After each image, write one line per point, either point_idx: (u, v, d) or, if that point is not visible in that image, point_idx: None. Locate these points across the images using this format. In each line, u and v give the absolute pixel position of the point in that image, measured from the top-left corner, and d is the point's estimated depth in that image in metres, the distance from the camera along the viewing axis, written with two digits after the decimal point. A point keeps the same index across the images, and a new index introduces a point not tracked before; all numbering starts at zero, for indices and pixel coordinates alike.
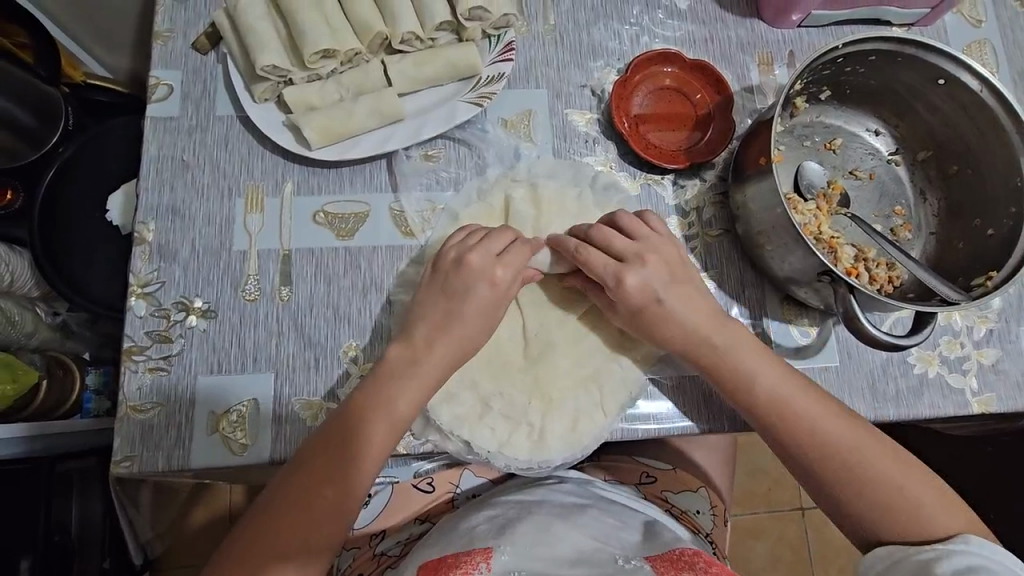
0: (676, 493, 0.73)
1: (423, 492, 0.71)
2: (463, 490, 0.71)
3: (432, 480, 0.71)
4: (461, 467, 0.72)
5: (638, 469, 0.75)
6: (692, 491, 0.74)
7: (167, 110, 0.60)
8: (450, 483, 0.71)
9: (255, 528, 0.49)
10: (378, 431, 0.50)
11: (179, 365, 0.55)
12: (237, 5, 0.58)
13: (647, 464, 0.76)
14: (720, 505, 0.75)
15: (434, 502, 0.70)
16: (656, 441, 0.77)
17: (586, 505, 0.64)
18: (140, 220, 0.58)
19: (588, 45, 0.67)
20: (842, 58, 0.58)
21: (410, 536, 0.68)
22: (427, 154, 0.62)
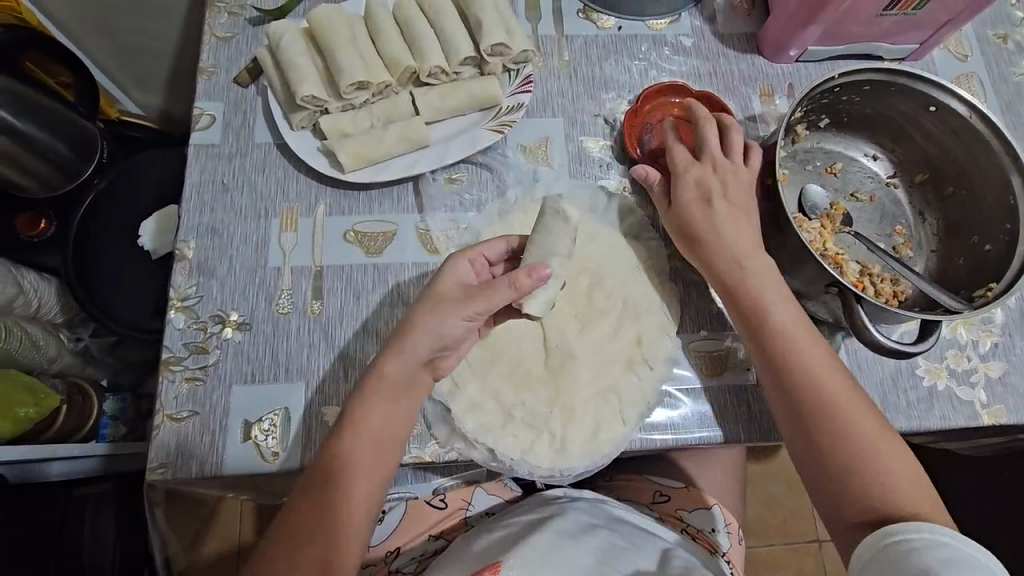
0: (691, 512, 0.74)
1: (437, 508, 0.71)
2: (476, 509, 0.72)
3: (444, 496, 0.72)
4: (473, 485, 0.73)
5: (652, 488, 0.77)
6: (707, 509, 0.74)
7: (209, 138, 0.65)
8: (462, 500, 0.72)
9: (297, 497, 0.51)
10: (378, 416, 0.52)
11: (215, 375, 0.57)
12: (279, 42, 0.63)
13: (660, 483, 0.77)
14: (734, 523, 0.75)
15: (446, 518, 0.71)
16: (669, 461, 0.79)
17: (597, 526, 0.64)
18: (182, 239, 0.61)
19: (600, 78, 0.72)
20: (839, 88, 0.62)
21: (424, 553, 0.69)
22: (451, 178, 0.66)
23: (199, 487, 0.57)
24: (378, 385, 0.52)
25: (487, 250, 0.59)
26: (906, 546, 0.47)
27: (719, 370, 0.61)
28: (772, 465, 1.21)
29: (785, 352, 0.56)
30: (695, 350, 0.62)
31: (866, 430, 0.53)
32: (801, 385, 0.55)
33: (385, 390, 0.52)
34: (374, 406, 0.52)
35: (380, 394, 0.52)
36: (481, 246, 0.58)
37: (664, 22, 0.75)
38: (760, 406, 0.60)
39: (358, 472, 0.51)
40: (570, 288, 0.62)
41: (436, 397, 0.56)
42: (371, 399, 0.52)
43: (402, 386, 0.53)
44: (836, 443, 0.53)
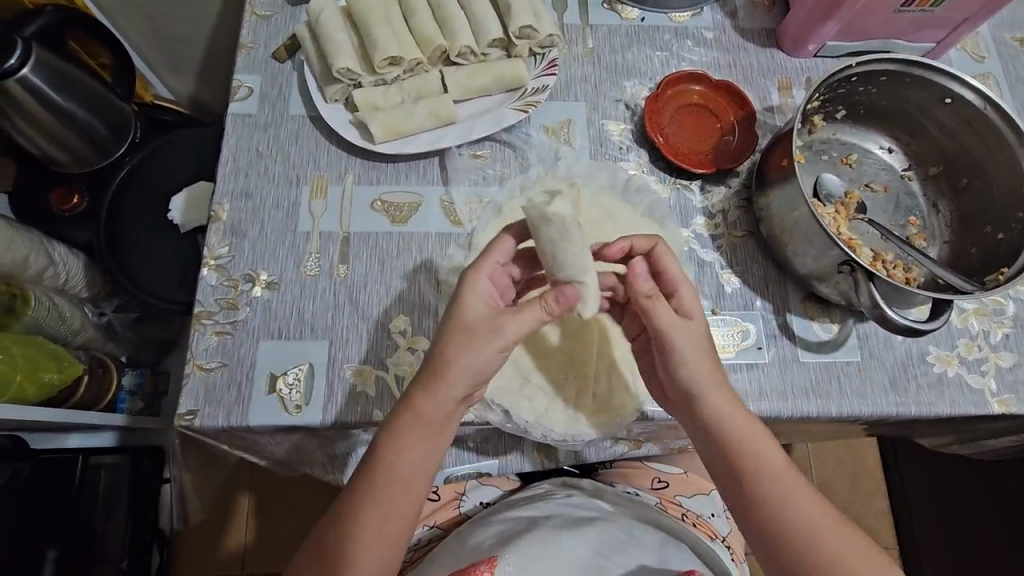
0: (690, 498, 0.75)
1: (431, 500, 0.74)
2: (470, 500, 0.74)
3: (439, 488, 0.74)
4: (466, 477, 0.75)
5: (651, 475, 0.77)
6: (705, 496, 0.76)
7: (246, 108, 0.68)
8: (456, 492, 0.74)
9: (344, 514, 0.52)
10: (415, 443, 0.51)
11: (243, 330, 0.59)
12: (319, 18, 0.66)
13: (659, 470, 0.78)
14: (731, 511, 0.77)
15: (441, 510, 0.73)
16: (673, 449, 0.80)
17: (595, 518, 0.65)
18: (217, 201, 0.64)
19: (622, 66, 0.74)
20: (856, 77, 0.64)
21: (419, 542, 0.71)
22: (475, 154, 0.68)
23: (221, 438, 0.59)
24: (407, 420, 0.51)
25: (499, 255, 0.55)
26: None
27: (730, 347, 0.63)
28: None
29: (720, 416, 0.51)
30: (708, 326, 0.63)
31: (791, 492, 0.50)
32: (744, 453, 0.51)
33: (417, 424, 0.51)
34: (405, 441, 0.51)
35: (416, 430, 0.51)
36: (491, 253, 0.55)
37: (686, 15, 0.77)
38: (769, 384, 0.62)
39: (389, 506, 0.51)
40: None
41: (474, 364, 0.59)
42: (402, 435, 0.51)
43: (437, 420, 0.52)
44: (776, 524, 0.49)
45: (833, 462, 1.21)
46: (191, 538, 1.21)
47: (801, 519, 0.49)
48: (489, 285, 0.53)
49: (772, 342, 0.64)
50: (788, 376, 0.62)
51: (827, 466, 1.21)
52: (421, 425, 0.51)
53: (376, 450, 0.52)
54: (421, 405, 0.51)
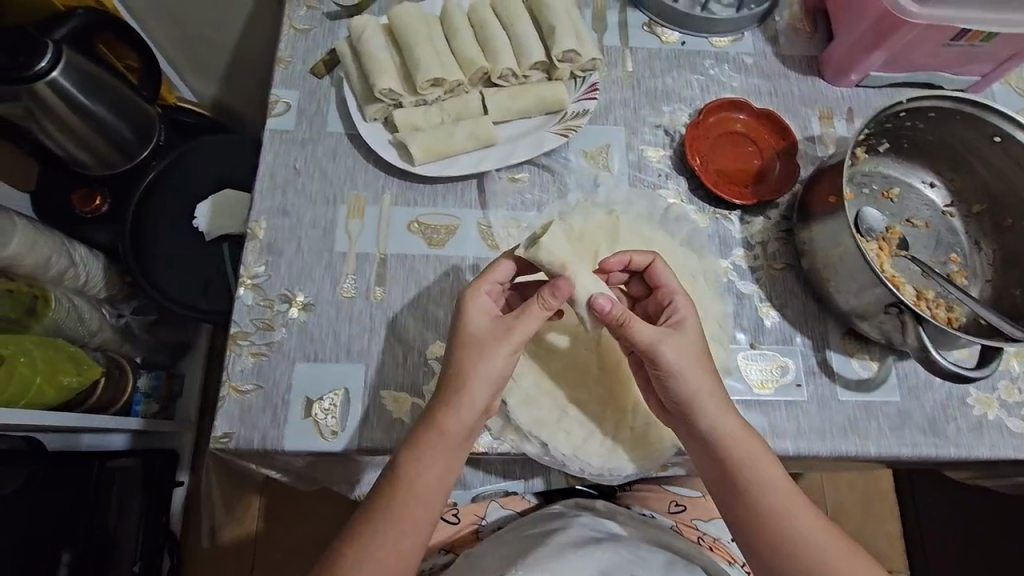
0: (707, 522, 0.74)
1: (449, 523, 0.71)
2: (489, 522, 0.71)
3: (457, 511, 0.71)
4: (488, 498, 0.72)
5: (668, 498, 0.75)
6: (721, 520, 0.74)
7: (284, 124, 0.67)
8: (475, 515, 0.71)
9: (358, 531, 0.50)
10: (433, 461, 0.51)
11: (279, 352, 0.59)
12: (361, 36, 0.66)
13: (677, 493, 0.76)
14: None
15: (459, 533, 0.70)
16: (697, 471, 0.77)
17: (600, 538, 0.62)
18: (254, 218, 0.63)
19: (662, 91, 0.73)
20: (905, 113, 0.63)
21: (436, 566, 0.68)
22: (514, 178, 0.67)
23: (253, 459, 0.58)
24: (429, 437, 0.51)
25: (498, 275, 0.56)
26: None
27: (768, 382, 0.62)
28: None
29: (728, 442, 0.52)
30: (746, 360, 0.63)
31: (796, 517, 0.51)
32: (745, 478, 0.52)
33: (434, 441, 0.51)
34: (418, 462, 0.51)
35: (432, 447, 0.51)
36: (490, 271, 0.56)
37: (727, 41, 0.77)
38: (807, 422, 0.61)
39: (399, 528, 0.50)
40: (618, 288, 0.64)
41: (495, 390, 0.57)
42: (416, 456, 0.51)
43: (459, 439, 0.51)
44: (775, 531, 0.51)
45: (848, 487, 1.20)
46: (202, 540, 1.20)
47: (801, 528, 0.50)
48: (491, 300, 0.55)
49: (811, 378, 0.63)
50: (826, 414, 0.61)
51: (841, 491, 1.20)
52: (440, 442, 0.51)
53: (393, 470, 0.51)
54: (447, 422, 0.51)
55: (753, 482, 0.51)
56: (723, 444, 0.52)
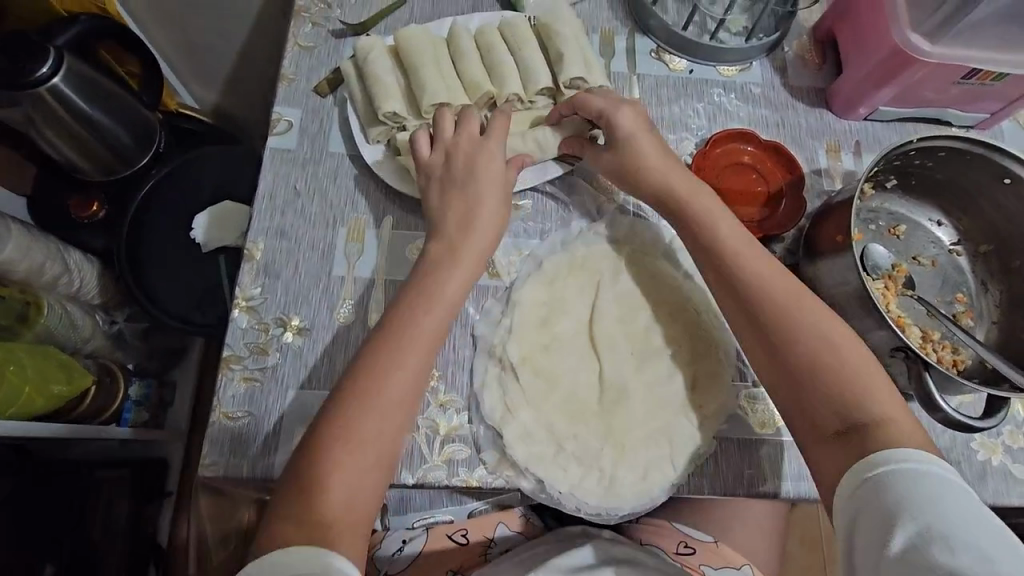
0: (716, 569, 0.69)
1: (457, 543, 0.69)
2: (498, 543, 0.69)
3: (466, 531, 0.69)
4: (495, 518, 0.70)
5: (676, 538, 0.71)
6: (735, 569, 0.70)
7: (285, 143, 0.66)
8: (485, 537, 0.69)
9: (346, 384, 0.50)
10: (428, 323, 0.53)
11: (273, 378, 0.57)
12: (366, 57, 0.65)
13: (685, 534, 0.72)
14: None
15: (467, 554, 0.68)
16: (706, 513, 0.73)
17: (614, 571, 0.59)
18: (251, 238, 0.62)
19: (668, 118, 0.73)
20: (914, 151, 0.62)
21: None
22: (517, 205, 0.66)
23: (242, 487, 0.57)
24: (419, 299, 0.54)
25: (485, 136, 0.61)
26: (897, 478, 0.44)
27: (773, 422, 0.60)
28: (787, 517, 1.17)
29: (789, 323, 0.53)
30: (749, 398, 0.61)
31: (880, 400, 0.49)
32: (788, 338, 0.53)
33: (401, 341, 0.52)
34: (381, 365, 0.51)
35: (399, 348, 0.51)
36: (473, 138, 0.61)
37: (735, 69, 0.76)
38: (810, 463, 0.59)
39: (364, 419, 0.48)
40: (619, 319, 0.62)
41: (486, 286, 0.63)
42: (377, 359, 0.51)
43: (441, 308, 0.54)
44: (790, 340, 0.53)
45: None
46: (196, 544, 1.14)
47: (814, 339, 0.52)
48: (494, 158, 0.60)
49: None
50: None
51: None
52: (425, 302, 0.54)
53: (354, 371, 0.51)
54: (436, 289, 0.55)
55: (826, 360, 0.51)
56: (786, 320, 0.53)
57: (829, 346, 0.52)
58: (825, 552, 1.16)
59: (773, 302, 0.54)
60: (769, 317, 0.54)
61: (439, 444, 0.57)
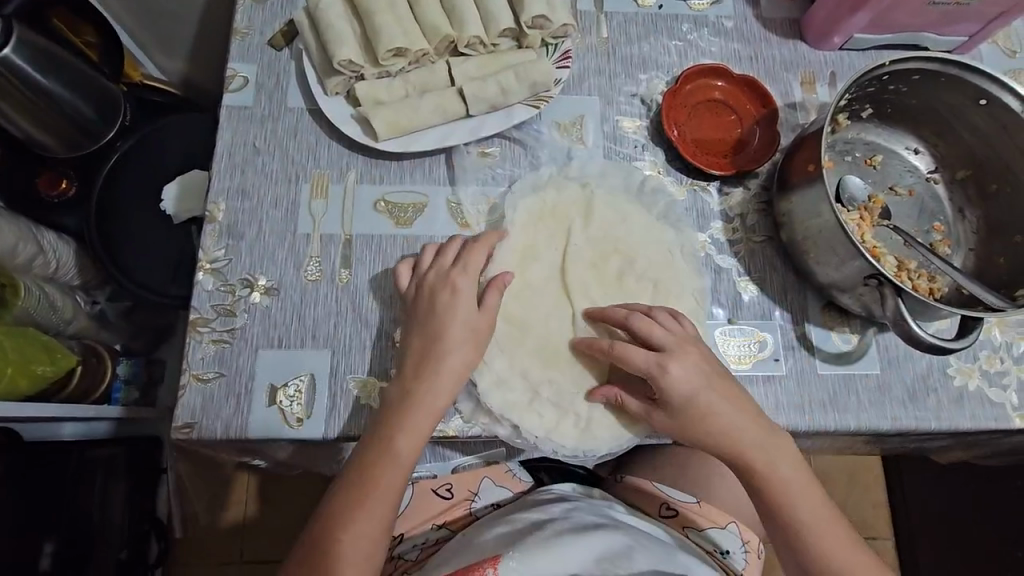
0: (701, 531, 0.69)
1: (443, 498, 0.69)
2: (483, 502, 0.70)
3: (451, 486, 0.70)
4: (481, 473, 0.71)
5: (659, 500, 0.72)
6: (721, 528, 0.69)
7: (241, 100, 0.64)
8: (469, 491, 0.70)
9: (363, 459, 0.53)
10: (442, 390, 0.53)
11: (242, 338, 0.57)
12: (318, 4, 0.62)
13: (670, 494, 0.72)
14: (753, 541, 0.70)
15: (452, 509, 0.69)
16: (689, 471, 0.73)
17: (601, 523, 0.61)
18: (212, 200, 0.61)
19: (638, 57, 0.70)
20: (887, 76, 0.60)
21: (427, 541, 0.67)
22: (484, 152, 0.65)
23: (222, 448, 0.57)
24: (427, 368, 0.53)
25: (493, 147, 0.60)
26: None
27: (749, 358, 0.61)
28: None
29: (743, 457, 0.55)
30: (722, 335, 0.61)
31: (812, 523, 0.54)
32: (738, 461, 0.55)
33: (411, 424, 0.52)
34: (409, 418, 0.52)
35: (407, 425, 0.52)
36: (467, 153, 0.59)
37: (706, 3, 0.73)
38: (785, 397, 0.60)
39: (379, 497, 0.52)
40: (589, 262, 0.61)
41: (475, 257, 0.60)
42: (406, 413, 0.53)
43: (455, 375, 0.54)
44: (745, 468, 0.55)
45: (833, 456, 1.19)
46: (189, 519, 1.20)
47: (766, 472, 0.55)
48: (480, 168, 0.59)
49: (789, 352, 0.62)
50: (805, 388, 0.60)
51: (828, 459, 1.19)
52: (432, 372, 0.53)
53: (386, 422, 0.53)
54: (447, 352, 0.54)
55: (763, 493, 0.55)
56: (726, 434, 0.54)
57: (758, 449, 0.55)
58: None
59: (706, 426, 0.54)
60: (700, 427, 0.54)
61: None
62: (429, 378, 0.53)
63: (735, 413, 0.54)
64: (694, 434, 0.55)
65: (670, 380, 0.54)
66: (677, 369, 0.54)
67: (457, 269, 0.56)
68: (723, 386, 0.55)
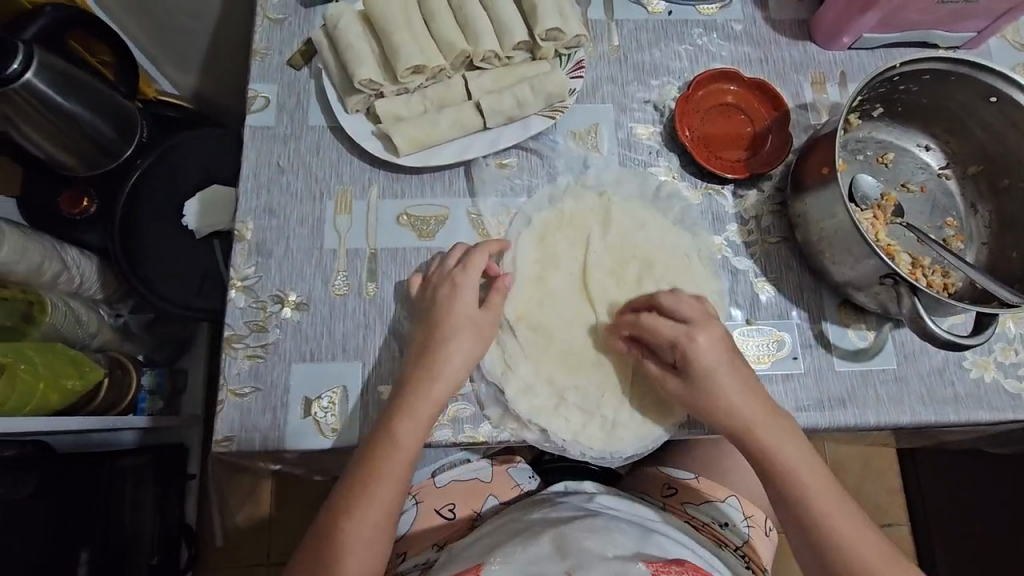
0: (698, 506, 0.72)
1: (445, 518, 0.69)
2: (486, 512, 0.70)
3: (454, 506, 0.70)
4: (484, 492, 0.71)
5: (662, 481, 0.75)
6: (718, 502, 0.72)
7: (264, 120, 0.66)
8: (472, 510, 0.70)
9: (366, 451, 0.55)
10: (439, 384, 0.55)
11: (275, 353, 0.59)
12: (337, 25, 0.63)
13: (670, 475, 0.75)
14: (755, 515, 0.73)
15: (455, 530, 0.68)
16: (696, 456, 0.76)
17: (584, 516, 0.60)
18: (240, 219, 0.63)
19: (650, 63, 0.71)
20: (898, 77, 0.61)
21: (427, 559, 0.65)
22: (502, 163, 0.66)
23: (259, 459, 0.59)
24: (427, 363, 0.56)
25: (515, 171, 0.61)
26: None
27: (766, 357, 0.62)
28: None
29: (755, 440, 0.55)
30: (740, 336, 0.63)
31: (824, 507, 0.54)
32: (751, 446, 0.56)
33: (410, 416, 0.54)
34: (410, 407, 0.54)
35: (407, 418, 0.54)
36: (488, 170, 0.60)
37: (715, 7, 0.74)
38: (804, 396, 0.61)
39: (382, 488, 0.54)
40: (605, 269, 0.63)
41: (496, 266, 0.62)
42: (406, 403, 0.54)
43: (453, 369, 0.56)
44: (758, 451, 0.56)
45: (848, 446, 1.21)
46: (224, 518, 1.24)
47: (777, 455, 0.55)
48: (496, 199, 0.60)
49: (807, 350, 0.63)
50: (823, 385, 0.62)
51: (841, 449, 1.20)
52: (431, 367, 0.55)
53: (387, 412, 0.55)
54: (447, 348, 0.56)
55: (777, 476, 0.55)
56: (750, 429, 0.55)
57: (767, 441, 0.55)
58: None
59: (723, 396, 0.55)
60: (727, 422, 0.55)
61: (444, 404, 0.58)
62: (427, 373, 0.55)
63: (745, 395, 0.55)
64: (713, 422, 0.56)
65: (696, 351, 0.55)
66: (702, 342, 0.55)
67: (460, 269, 0.58)
68: (734, 369, 0.56)
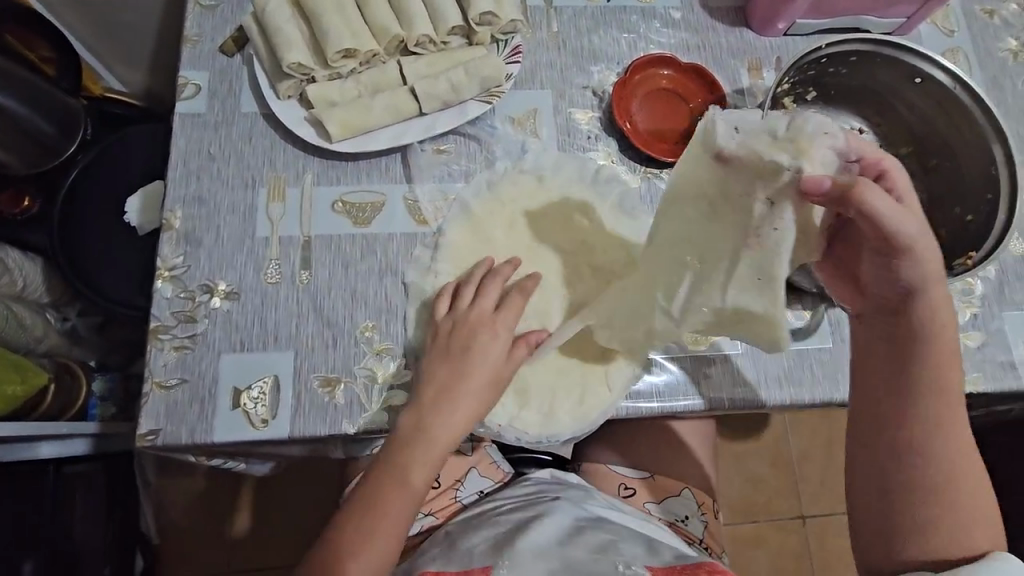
0: (659, 502, 0.74)
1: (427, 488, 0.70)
2: (469, 490, 0.71)
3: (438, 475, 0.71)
4: (467, 464, 0.72)
5: (618, 480, 0.76)
6: (676, 496, 0.74)
7: (194, 107, 0.64)
8: (456, 480, 0.71)
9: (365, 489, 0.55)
10: (447, 428, 0.55)
11: (204, 344, 0.57)
12: (265, 9, 0.63)
13: (626, 475, 0.76)
14: (708, 503, 0.76)
15: (437, 498, 0.70)
16: (642, 449, 0.77)
17: (583, 523, 0.62)
18: (168, 208, 0.61)
19: (588, 50, 0.71)
20: (826, 58, 0.63)
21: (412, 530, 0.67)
22: (439, 149, 0.65)
23: (190, 454, 0.58)
24: (440, 403, 0.55)
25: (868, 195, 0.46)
26: None
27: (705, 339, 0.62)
28: (758, 443, 1.20)
29: (934, 377, 0.52)
30: None
31: (955, 465, 0.52)
32: (923, 385, 0.53)
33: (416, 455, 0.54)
34: (417, 450, 0.54)
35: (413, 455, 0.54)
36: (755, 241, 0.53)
37: None
38: (743, 381, 0.61)
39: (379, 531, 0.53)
40: (540, 254, 0.63)
41: (430, 252, 0.62)
42: (413, 445, 0.54)
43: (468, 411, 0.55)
44: (927, 389, 0.52)
45: (809, 435, 1.21)
46: (168, 526, 1.17)
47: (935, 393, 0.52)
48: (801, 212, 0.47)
49: None
50: (761, 365, 0.62)
51: (804, 437, 1.22)
52: (438, 403, 0.55)
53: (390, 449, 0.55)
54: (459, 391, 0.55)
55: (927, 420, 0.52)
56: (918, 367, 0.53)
57: (947, 440, 0.52)
58: (795, 473, 1.19)
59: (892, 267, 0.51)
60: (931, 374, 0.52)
61: (378, 392, 0.57)
62: (434, 414, 0.55)
63: (946, 330, 0.52)
64: (908, 352, 0.53)
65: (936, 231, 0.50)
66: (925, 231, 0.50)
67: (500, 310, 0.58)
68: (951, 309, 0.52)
